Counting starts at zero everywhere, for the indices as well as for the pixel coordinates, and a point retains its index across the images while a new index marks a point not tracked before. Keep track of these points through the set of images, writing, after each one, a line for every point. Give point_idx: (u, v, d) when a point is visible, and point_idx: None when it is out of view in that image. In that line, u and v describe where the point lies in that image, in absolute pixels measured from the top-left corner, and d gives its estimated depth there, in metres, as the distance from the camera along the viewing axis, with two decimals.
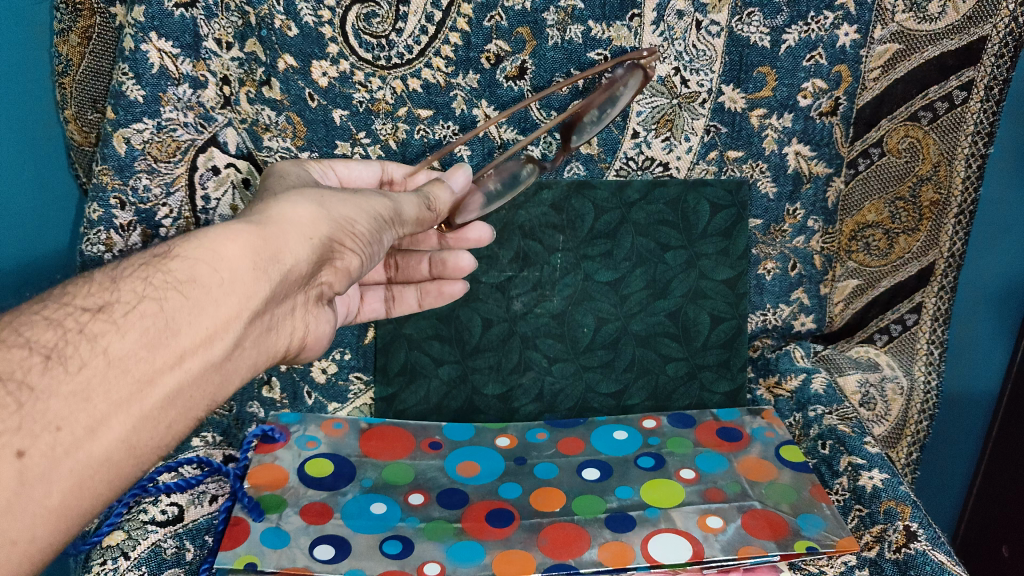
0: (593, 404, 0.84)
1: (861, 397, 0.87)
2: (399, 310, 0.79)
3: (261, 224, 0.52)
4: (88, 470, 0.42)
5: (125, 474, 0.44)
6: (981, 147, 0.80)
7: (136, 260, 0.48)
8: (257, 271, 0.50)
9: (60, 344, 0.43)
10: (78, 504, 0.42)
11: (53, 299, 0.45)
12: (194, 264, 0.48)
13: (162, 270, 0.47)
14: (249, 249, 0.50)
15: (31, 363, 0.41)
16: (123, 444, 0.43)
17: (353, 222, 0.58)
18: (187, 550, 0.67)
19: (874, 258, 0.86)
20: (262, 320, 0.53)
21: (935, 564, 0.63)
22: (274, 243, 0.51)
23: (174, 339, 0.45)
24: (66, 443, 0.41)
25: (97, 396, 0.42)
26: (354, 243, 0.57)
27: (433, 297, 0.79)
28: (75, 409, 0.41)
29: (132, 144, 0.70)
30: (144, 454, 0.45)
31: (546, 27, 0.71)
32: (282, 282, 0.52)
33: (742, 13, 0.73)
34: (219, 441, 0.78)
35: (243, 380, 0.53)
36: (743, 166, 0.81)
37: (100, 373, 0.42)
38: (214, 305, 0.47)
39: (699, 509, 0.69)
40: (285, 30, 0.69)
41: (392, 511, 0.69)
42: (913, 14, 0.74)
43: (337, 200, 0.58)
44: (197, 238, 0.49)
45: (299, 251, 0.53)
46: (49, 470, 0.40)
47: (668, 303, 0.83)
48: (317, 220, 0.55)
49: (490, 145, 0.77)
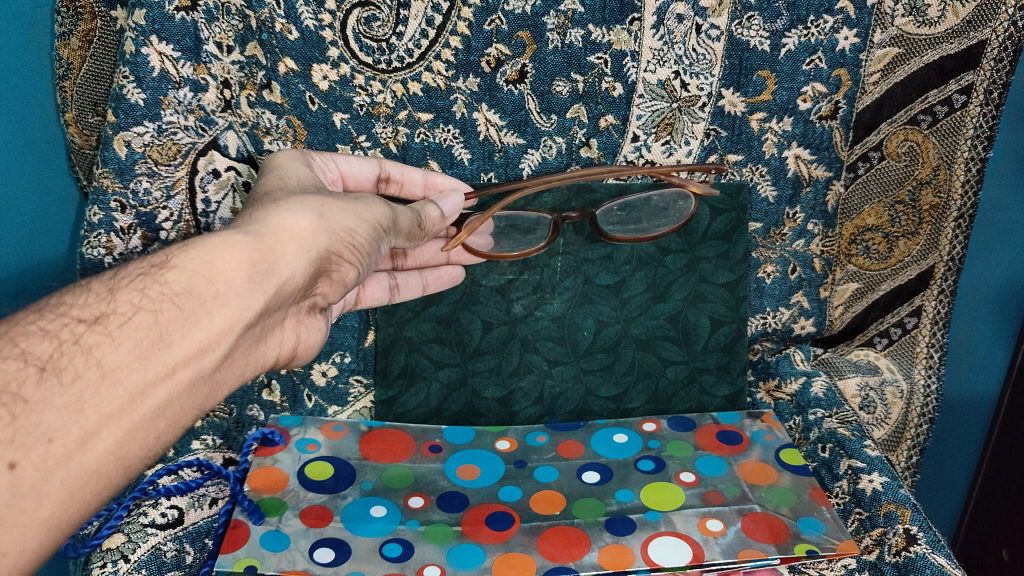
0: (593, 408, 0.84)
1: (861, 401, 0.88)
2: (404, 298, 0.80)
3: (260, 236, 0.52)
4: (79, 483, 0.42)
5: (114, 485, 0.44)
6: (981, 151, 0.80)
7: (133, 270, 0.48)
8: (252, 284, 0.50)
9: (55, 355, 0.42)
10: (68, 515, 0.42)
11: (49, 309, 0.45)
12: (191, 276, 0.48)
13: (159, 281, 0.47)
14: (246, 260, 0.50)
15: (26, 374, 0.41)
16: (112, 456, 0.43)
17: (352, 233, 0.58)
18: (187, 553, 0.67)
19: (874, 262, 0.87)
20: (254, 331, 0.53)
21: (935, 567, 0.63)
22: (270, 256, 0.51)
23: (167, 351, 0.45)
24: (58, 455, 0.40)
25: (90, 407, 0.42)
26: (353, 255, 0.58)
27: (441, 283, 0.80)
28: (68, 421, 0.41)
29: (132, 147, 0.70)
30: (133, 465, 0.45)
31: (546, 31, 0.72)
32: (277, 294, 0.52)
33: (742, 17, 0.73)
34: (219, 444, 0.79)
35: (233, 390, 0.53)
36: (743, 170, 0.81)
37: (93, 386, 0.42)
38: (208, 317, 0.47)
39: (699, 513, 0.69)
40: (285, 33, 0.70)
41: (392, 515, 0.69)
42: (913, 18, 0.75)
43: (338, 209, 0.59)
44: (194, 248, 0.49)
45: (296, 263, 0.53)
46: (41, 481, 0.40)
47: (668, 307, 0.83)
48: (316, 231, 0.56)
49: (490, 149, 0.77)
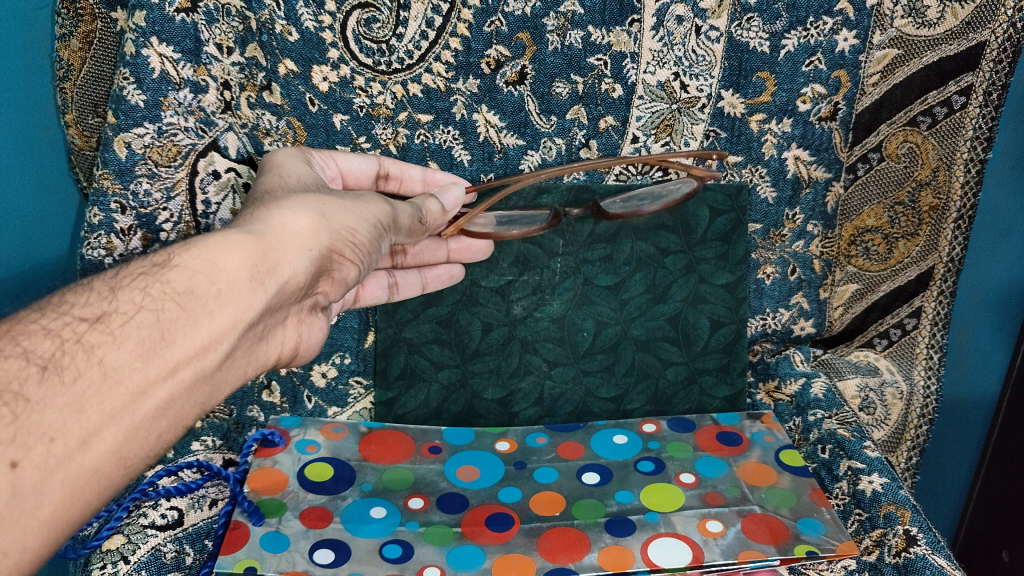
0: (593, 409, 0.84)
1: (861, 402, 0.88)
2: (404, 296, 0.80)
3: (262, 235, 0.52)
4: (80, 482, 0.42)
5: (115, 485, 0.44)
6: (981, 152, 0.80)
7: (135, 270, 0.48)
8: (253, 283, 0.50)
9: (57, 354, 0.42)
10: (69, 515, 0.42)
11: (51, 308, 0.45)
12: (192, 275, 0.48)
13: (160, 280, 0.47)
14: (247, 260, 0.50)
15: (28, 374, 0.41)
16: (113, 455, 0.43)
17: (353, 232, 0.58)
18: (187, 554, 0.67)
19: (874, 263, 0.87)
20: (255, 331, 0.53)
21: (935, 568, 0.63)
22: (271, 256, 0.52)
23: (168, 350, 0.45)
24: (59, 454, 0.40)
25: (91, 407, 0.42)
26: (354, 254, 0.58)
27: (441, 280, 0.80)
28: (69, 420, 0.41)
29: (132, 149, 0.70)
30: (134, 464, 0.45)
31: (546, 32, 0.72)
32: (278, 294, 0.52)
33: (741, 18, 0.73)
34: (219, 445, 0.79)
35: (234, 390, 0.53)
36: (743, 170, 0.81)
37: (94, 385, 0.42)
38: (209, 317, 0.47)
39: (699, 513, 0.69)
40: (285, 35, 0.70)
41: (392, 516, 0.69)
42: (913, 19, 0.75)
43: (339, 208, 0.59)
44: (196, 247, 0.49)
45: (297, 263, 0.53)
46: (42, 481, 0.40)
47: (668, 308, 0.83)
48: (317, 231, 0.56)
49: (490, 150, 0.77)
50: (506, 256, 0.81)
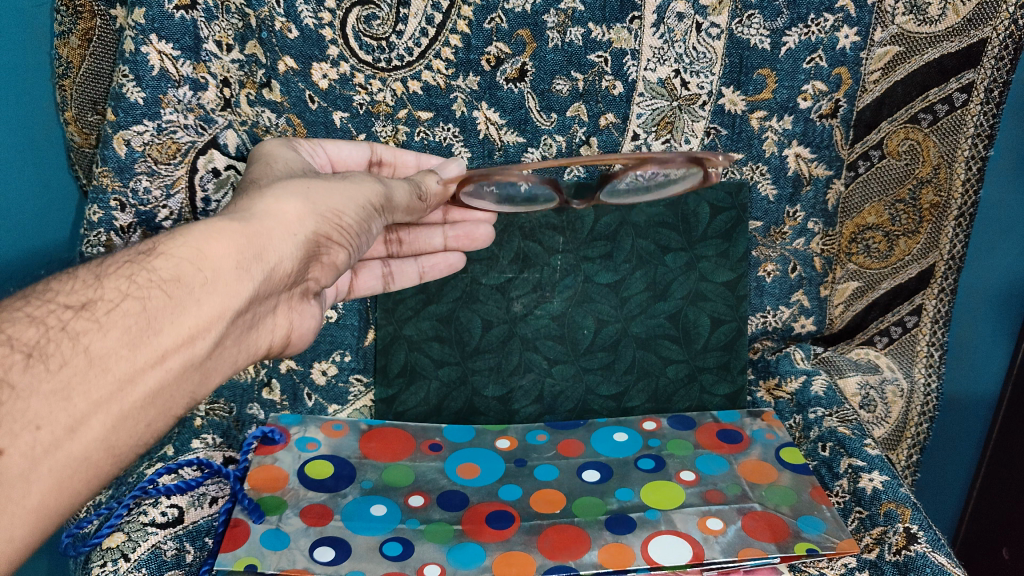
0: (593, 406, 0.84)
1: (862, 399, 0.87)
2: (398, 286, 0.80)
3: (246, 221, 0.52)
4: (68, 470, 0.42)
5: (103, 473, 0.44)
6: (981, 149, 0.80)
7: (120, 258, 0.48)
8: (240, 270, 0.50)
9: (42, 341, 0.42)
10: (57, 503, 0.42)
11: (36, 296, 0.45)
12: (179, 262, 0.47)
13: (146, 268, 0.47)
14: (233, 247, 0.50)
15: (13, 361, 0.41)
16: (101, 444, 0.43)
17: (340, 215, 0.58)
18: (187, 552, 0.67)
19: (874, 260, 0.86)
20: (244, 318, 0.52)
21: (935, 566, 0.63)
22: (258, 242, 0.51)
23: (155, 338, 0.45)
24: (46, 442, 0.40)
25: (78, 395, 0.42)
26: (341, 236, 0.58)
27: (437, 270, 0.80)
28: (55, 408, 0.41)
29: (132, 146, 0.70)
30: (124, 454, 0.45)
31: (546, 29, 0.71)
32: (266, 282, 0.52)
33: (742, 15, 0.73)
34: (219, 442, 0.78)
35: (224, 379, 0.53)
36: (743, 168, 0.81)
37: (80, 372, 0.42)
38: (196, 305, 0.47)
39: (699, 511, 0.69)
40: (285, 32, 0.70)
41: (393, 513, 0.69)
42: (913, 16, 0.75)
43: (323, 191, 0.58)
44: (182, 235, 0.49)
45: (284, 249, 0.53)
46: (28, 470, 0.40)
47: (668, 305, 0.83)
48: (303, 216, 0.55)
49: (490, 147, 0.77)
50: (506, 253, 0.81)
